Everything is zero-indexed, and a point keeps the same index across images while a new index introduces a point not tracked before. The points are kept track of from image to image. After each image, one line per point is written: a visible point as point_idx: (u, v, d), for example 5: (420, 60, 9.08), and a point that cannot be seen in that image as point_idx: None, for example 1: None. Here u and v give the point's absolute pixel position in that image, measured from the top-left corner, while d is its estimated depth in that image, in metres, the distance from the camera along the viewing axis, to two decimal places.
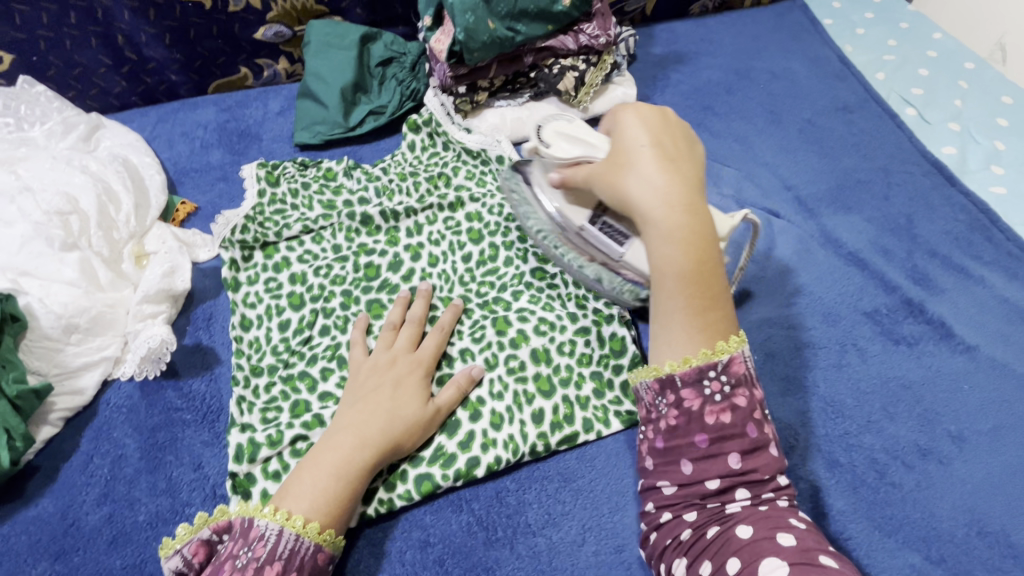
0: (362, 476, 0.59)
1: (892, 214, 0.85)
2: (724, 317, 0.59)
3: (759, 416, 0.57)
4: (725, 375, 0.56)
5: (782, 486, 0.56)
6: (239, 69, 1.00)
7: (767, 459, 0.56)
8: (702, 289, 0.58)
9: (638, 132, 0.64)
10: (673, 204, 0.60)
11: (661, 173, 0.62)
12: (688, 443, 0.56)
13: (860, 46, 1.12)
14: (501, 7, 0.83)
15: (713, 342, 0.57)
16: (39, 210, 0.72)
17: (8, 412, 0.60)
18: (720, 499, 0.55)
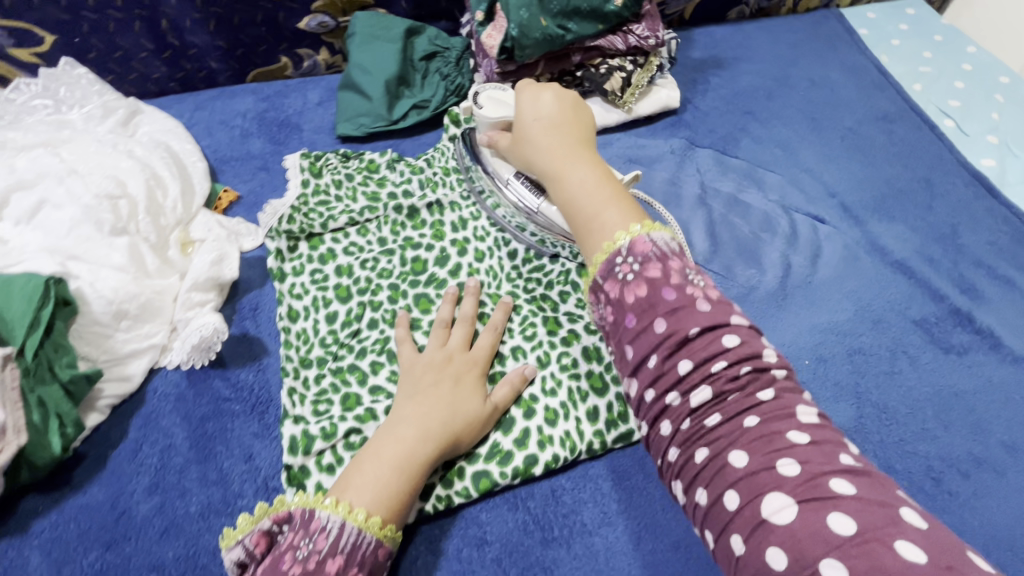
0: (422, 469, 0.58)
1: (936, 224, 0.86)
2: (622, 213, 0.55)
3: (677, 279, 0.49)
4: (630, 254, 0.51)
5: (743, 349, 0.47)
6: (280, 58, 1.00)
7: (697, 317, 0.48)
8: (591, 206, 0.57)
9: (523, 104, 0.67)
10: (553, 157, 0.62)
11: (545, 137, 0.64)
12: (625, 333, 0.50)
13: (896, 57, 1.12)
14: (554, 4, 0.83)
15: (611, 234, 0.53)
16: (88, 192, 0.70)
17: (59, 397, 0.59)
18: (683, 392, 0.46)
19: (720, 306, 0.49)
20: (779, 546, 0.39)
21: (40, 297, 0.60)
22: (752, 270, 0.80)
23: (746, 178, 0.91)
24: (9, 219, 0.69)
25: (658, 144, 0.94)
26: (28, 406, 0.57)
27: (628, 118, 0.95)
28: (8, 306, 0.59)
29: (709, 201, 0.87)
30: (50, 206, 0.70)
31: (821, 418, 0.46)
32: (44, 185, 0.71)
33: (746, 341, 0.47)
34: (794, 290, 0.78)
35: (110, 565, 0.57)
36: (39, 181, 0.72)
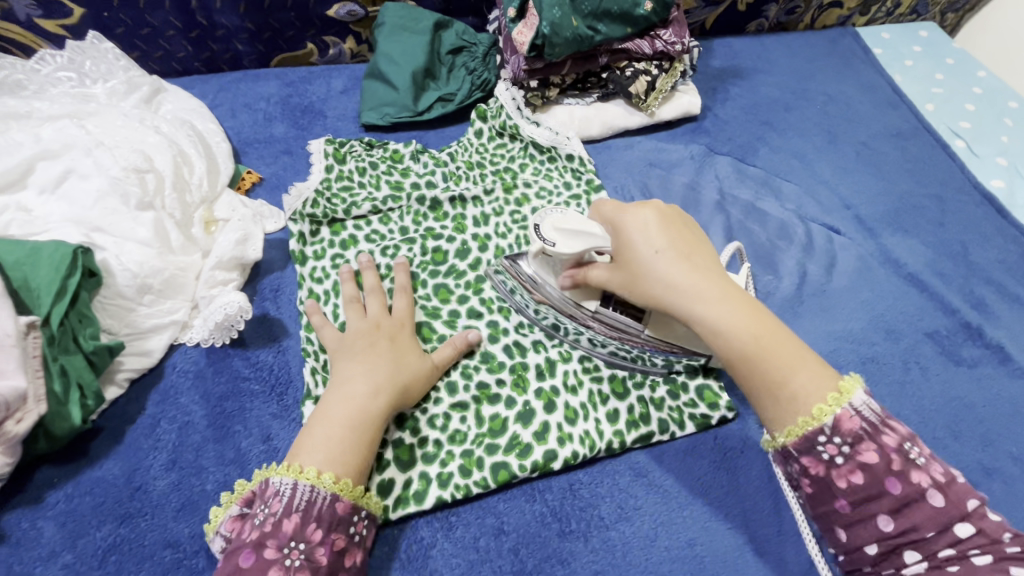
0: (378, 423, 0.59)
1: (947, 240, 0.87)
2: (813, 372, 0.51)
3: (899, 464, 0.47)
4: (839, 436, 0.48)
5: (976, 533, 0.45)
6: (306, 44, 1.00)
7: (926, 512, 0.46)
8: (773, 365, 0.51)
9: (633, 233, 0.58)
10: (702, 296, 0.54)
11: (681, 272, 0.55)
12: (832, 510, 0.50)
13: (909, 77, 1.15)
14: (586, 5, 0.84)
15: (808, 406, 0.50)
16: (116, 165, 0.70)
17: (82, 367, 0.59)
18: (895, 564, 0.47)
19: (946, 480, 0.47)
20: None
21: (67, 266, 0.59)
22: (769, 276, 0.81)
23: (764, 186, 0.92)
24: (35, 188, 0.69)
25: (678, 149, 0.95)
26: (52, 374, 0.57)
27: (650, 122, 0.96)
28: (35, 274, 0.59)
29: (727, 207, 0.89)
30: (76, 176, 0.69)
31: None
32: (71, 155, 0.71)
33: (976, 523, 0.45)
34: (809, 297, 0.80)
35: (124, 541, 0.56)
36: (65, 151, 0.71)
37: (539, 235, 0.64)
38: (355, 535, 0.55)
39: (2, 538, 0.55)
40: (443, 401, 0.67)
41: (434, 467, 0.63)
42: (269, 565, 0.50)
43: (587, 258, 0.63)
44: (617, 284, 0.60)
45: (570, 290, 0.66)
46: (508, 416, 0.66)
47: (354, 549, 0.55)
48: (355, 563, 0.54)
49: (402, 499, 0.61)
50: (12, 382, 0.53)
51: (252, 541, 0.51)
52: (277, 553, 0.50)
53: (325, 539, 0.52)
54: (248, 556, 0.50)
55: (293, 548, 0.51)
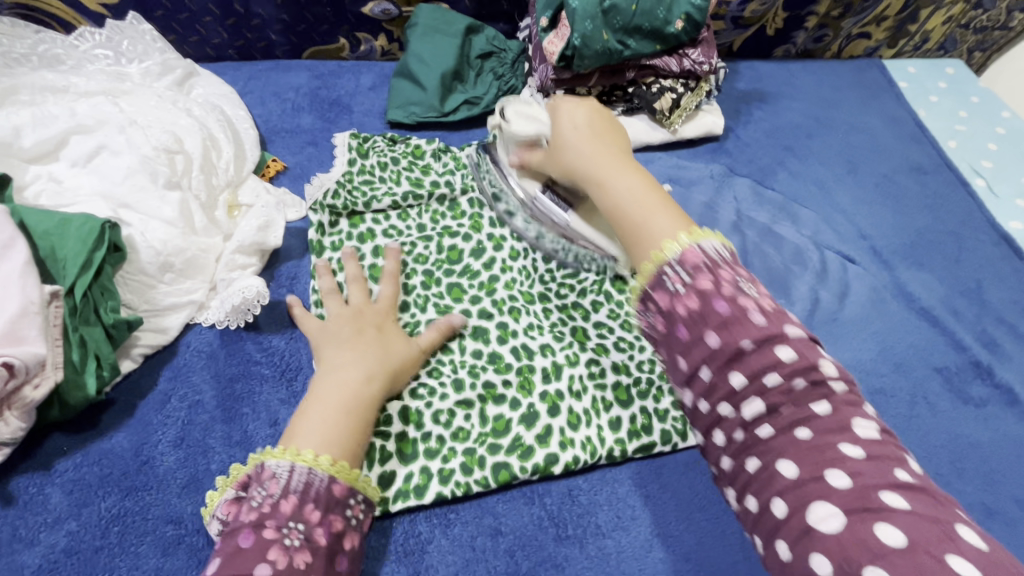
0: (371, 407, 0.60)
1: (962, 277, 0.87)
2: (672, 220, 0.57)
3: (729, 290, 0.50)
4: (681, 266, 0.51)
5: (806, 367, 0.47)
6: (339, 39, 1.02)
7: (750, 332, 0.48)
8: (638, 213, 0.60)
9: (562, 114, 0.74)
10: (597, 165, 0.68)
11: (587, 146, 0.70)
12: (675, 346, 0.51)
13: (933, 113, 1.15)
14: (617, 20, 0.85)
15: (658, 243, 0.55)
16: (147, 144, 0.72)
17: (101, 339, 0.60)
18: (733, 404, 0.48)
19: (775, 313, 0.50)
20: (823, 555, 0.41)
21: (94, 240, 0.60)
22: (781, 300, 0.82)
23: (782, 211, 0.93)
24: (67, 160, 0.70)
25: (698, 168, 0.96)
26: (71, 344, 0.58)
27: (671, 139, 0.97)
28: (62, 244, 0.60)
29: (743, 228, 0.89)
30: (107, 152, 0.71)
31: (880, 432, 0.47)
32: (104, 131, 0.72)
33: (802, 353, 0.48)
34: (820, 323, 0.80)
35: (128, 512, 0.57)
36: (99, 127, 0.73)
37: (503, 115, 0.81)
38: (352, 518, 0.55)
39: (10, 501, 0.56)
40: (449, 398, 0.67)
41: (436, 462, 0.64)
42: (269, 544, 0.50)
43: (540, 143, 0.79)
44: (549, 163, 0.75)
45: (520, 171, 0.81)
46: (512, 417, 0.67)
47: (351, 534, 0.55)
48: (352, 547, 0.54)
49: (402, 492, 0.62)
50: (32, 348, 0.54)
51: (251, 521, 0.51)
52: (276, 532, 0.50)
53: (323, 520, 0.53)
54: (248, 536, 0.50)
55: (292, 528, 0.51)
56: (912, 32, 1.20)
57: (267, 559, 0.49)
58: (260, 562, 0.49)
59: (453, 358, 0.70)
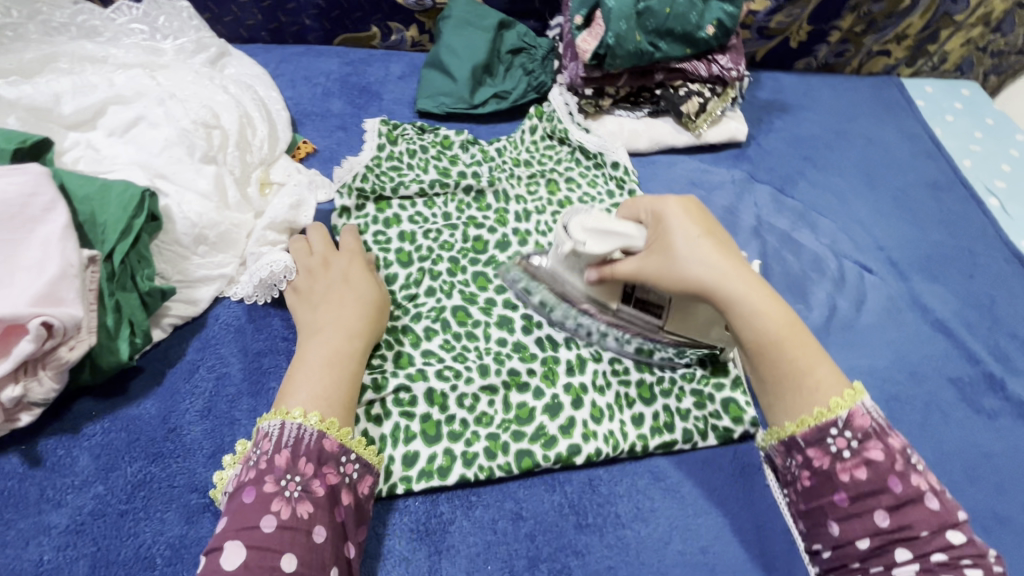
0: (356, 361, 0.61)
1: (976, 292, 0.89)
2: (832, 369, 0.57)
3: (901, 466, 0.52)
4: (849, 430, 0.54)
5: (972, 551, 0.49)
6: (371, 27, 1.03)
7: (923, 514, 0.51)
8: (794, 356, 0.57)
9: (671, 226, 0.60)
10: (733, 287, 0.58)
11: (716, 264, 0.58)
12: (827, 502, 0.54)
13: (949, 132, 1.16)
14: (651, 23, 0.87)
15: (826, 398, 0.56)
16: (185, 117, 0.72)
17: (136, 307, 0.61)
18: (884, 563, 0.51)
19: (941, 496, 0.52)
20: None
21: (135, 207, 0.61)
22: (800, 306, 0.83)
23: (801, 219, 0.94)
24: (105, 129, 0.71)
25: (721, 172, 0.97)
26: (105, 308, 0.59)
27: (696, 143, 0.98)
28: (102, 210, 0.61)
29: (764, 234, 0.90)
30: (146, 123, 0.71)
31: None
32: (142, 103, 0.73)
33: (969, 539, 0.50)
34: (837, 330, 0.81)
35: (153, 478, 0.57)
36: (137, 98, 0.73)
37: (567, 234, 0.62)
38: (346, 474, 0.55)
39: (38, 462, 0.57)
40: (474, 382, 0.68)
41: (459, 445, 0.65)
42: (269, 497, 0.51)
43: (614, 256, 0.63)
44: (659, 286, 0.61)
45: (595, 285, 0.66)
46: (535, 405, 0.68)
47: (349, 489, 0.55)
48: (353, 502, 0.55)
49: (426, 472, 0.63)
50: (70, 310, 0.54)
51: (251, 478, 0.52)
52: (275, 486, 0.52)
53: (319, 473, 0.54)
54: (248, 492, 0.51)
55: (290, 481, 0.52)
56: (931, 52, 1.22)
57: (271, 511, 0.51)
58: (264, 514, 0.50)
59: (478, 345, 0.71)
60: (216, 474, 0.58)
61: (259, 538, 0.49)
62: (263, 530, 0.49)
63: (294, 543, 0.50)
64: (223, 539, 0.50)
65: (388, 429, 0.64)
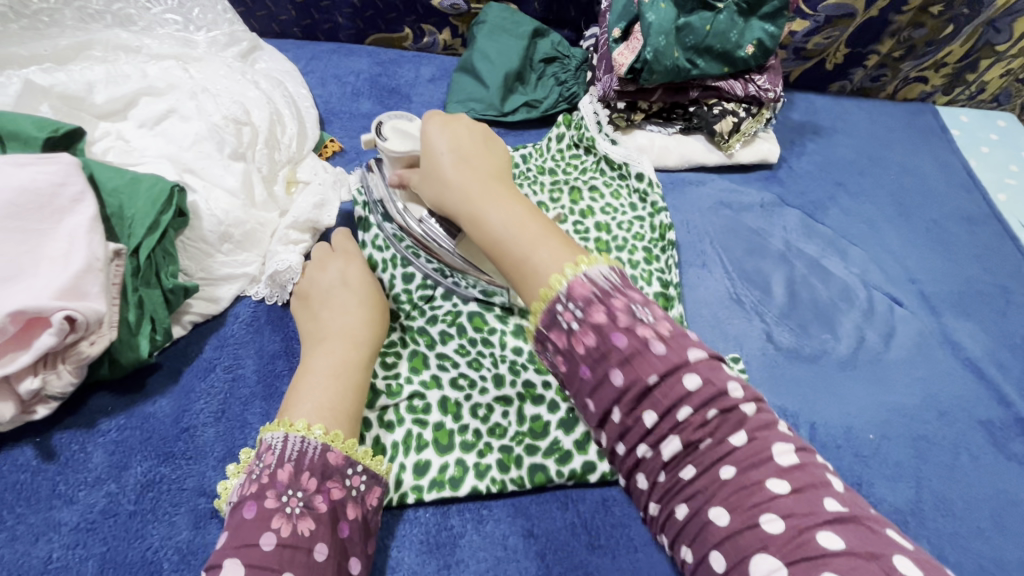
0: (361, 371, 0.60)
1: (1009, 331, 0.87)
2: (558, 249, 0.52)
3: (625, 320, 0.47)
4: (572, 301, 0.48)
5: (721, 395, 0.46)
6: (404, 29, 1.02)
7: (651, 363, 0.46)
8: (522, 241, 0.53)
9: (432, 134, 0.63)
10: (468, 190, 0.59)
11: (458, 170, 0.61)
12: (578, 388, 0.49)
13: (984, 163, 1.13)
14: (690, 39, 0.85)
15: (546, 278, 0.50)
16: (217, 113, 0.72)
17: (158, 303, 0.60)
18: (649, 445, 0.47)
19: (673, 335, 0.48)
20: None
21: (163, 201, 0.60)
22: (827, 336, 0.81)
23: (830, 246, 0.92)
24: (136, 121, 0.70)
25: (751, 194, 0.95)
26: (128, 303, 0.58)
27: (727, 162, 0.96)
28: (130, 204, 0.60)
29: (792, 259, 0.88)
30: (177, 116, 0.71)
31: (800, 454, 0.45)
32: (174, 96, 0.72)
33: (706, 380, 0.46)
34: (864, 362, 0.79)
35: (163, 479, 0.56)
36: (170, 91, 0.73)
37: (377, 130, 0.68)
38: (351, 487, 0.53)
39: (51, 457, 0.56)
40: (488, 392, 0.66)
41: (472, 455, 0.63)
42: (270, 514, 0.48)
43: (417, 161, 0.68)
44: (423, 188, 0.64)
45: (400, 193, 0.69)
46: (551, 419, 0.66)
47: (355, 503, 0.53)
48: (358, 516, 0.53)
49: (437, 482, 0.61)
50: (93, 305, 0.53)
51: (252, 493, 0.49)
52: (276, 501, 0.49)
53: (322, 488, 0.51)
54: (249, 508, 0.49)
55: (292, 497, 0.50)
56: (969, 81, 1.18)
57: (271, 528, 0.48)
58: (264, 532, 0.47)
59: (494, 351, 0.69)
60: (223, 479, 0.57)
61: (256, 557, 0.46)
62: (261, 548, 0.46)
63: (294, 563, 0.47)
64: (220, 557, 0.47)
65: (400, 436, 0.63)
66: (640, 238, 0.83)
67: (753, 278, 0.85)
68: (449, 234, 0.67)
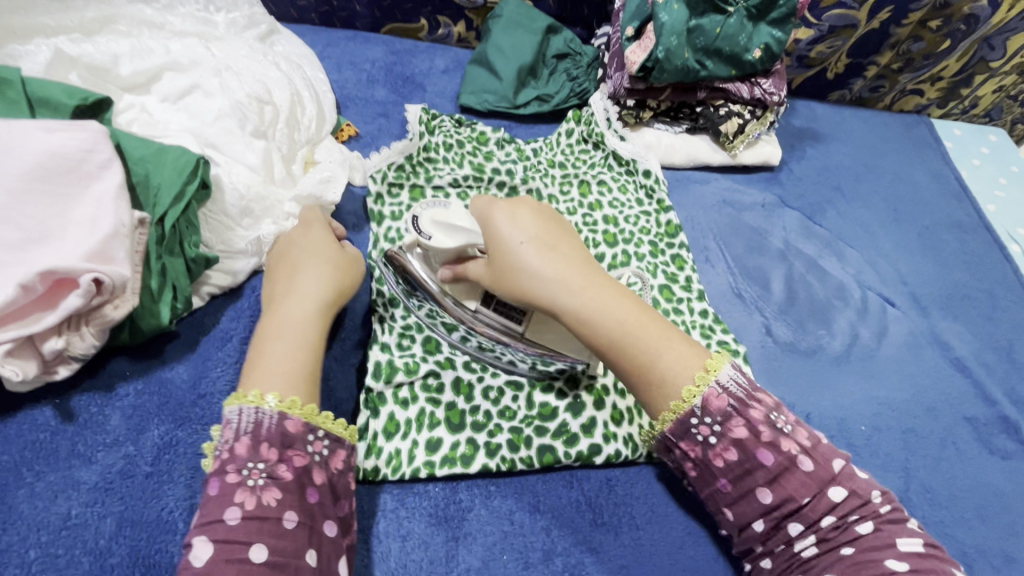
0: (310, 332, 0.58)
1: (995, 334, 0.90)
2: (684, 352, 0.57)
3: (765, 433, 0.54)
4: (709, 415, 0.54)
5: (862, 503, 0.52)
6: (420, 20, 1.04)
7: (801, 479, 0.53)
8: (645, 343, 0.57)
9: (501, 225, 0.61)
10: (566, 284, 0.58)
11: (546, 262, 0.59)
12: (714, 489, 0.56)
13: (975, 175, 1.17)
14: (700, 40, 0.88)
15: (680, 388, 0.55)
16: (239, 91, 0.73)
17: (181, 271, 0.61)
18: (782, 540, 0.54)
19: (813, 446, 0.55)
20: None
21: (189, 172, 0.62)
22: (823, 332, 0.84)
23: (828, 247, 0.95)
24: (159, 95, 0.72)
25: (753, 194, 0.98)
26: (152, 271, 0.59)
27: (730, 163, 0.99)
28: (156, 173, 0.62)
29: (791, 258, 0.91)
30: (200, 92, 0.72)
31: (928, 548, 0.51)
32: (198, 72, 0.73)
33: (846, 488, 0.53)
34: (858, 359, 0.82)
35: (180, 442, 0.58)
36: (193, 67, 0.74)
37: (415, 226, 0.62)
38: (314, 453, 0.52)
39: (70, 417, 0.57)
40: (500, 375, 0.68)
41: (483, 435, 0.65)
42: (232, 488, 0.49)
43: (468, 253, 0.63)
44: (498, 284, 0.61)
45: (451, 286, 0.64)
46: (559, 404, 0.68)
47: (321, 467, 0.52)
48: (325, 480, 0.52)
49: (449, 459, 0.63)
50: (119, 269, 0.54)
51: (215, 469, 0.50)
52: (238, 476, 0.49)
53: (284, 457, 0.51)
54: (213, 484, 0.49)
55: (252, 469, 0.50)
56: (963, 96, 1.21)
57: (235, 503, 0.48)
58: (228, 506, 0.48)
59: None
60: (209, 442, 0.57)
61: (222, 533, 0.47)
62: (227, 523, 0.47)
63: (262, 534, 0.47)
64: (193, 533, 0.48)
65: (413, 413, 0.65)
66: (646, 232, 0.86)
67: (754, 275, 0.88)
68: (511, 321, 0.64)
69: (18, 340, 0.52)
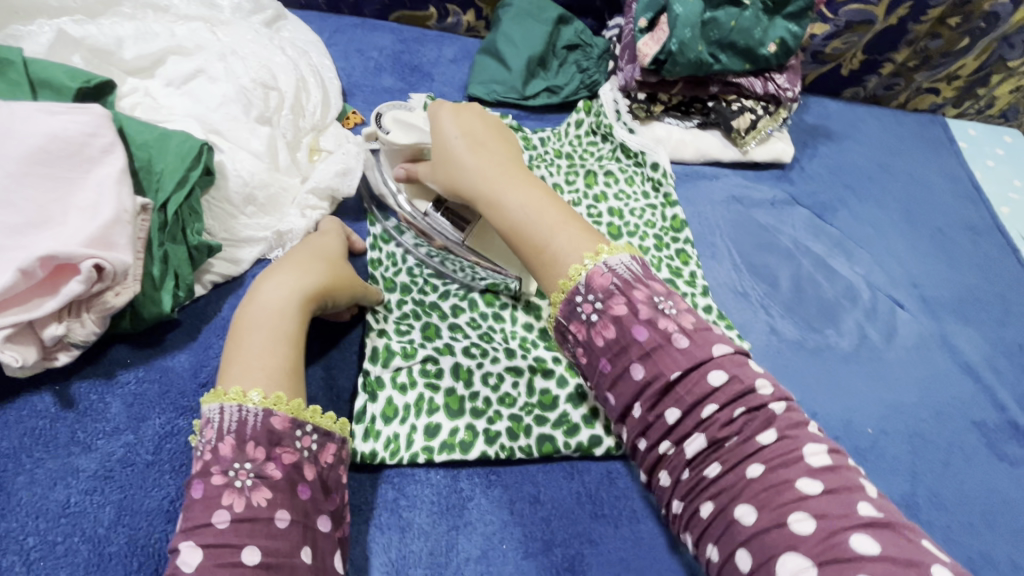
0: (289, 326, 0.57)
1: (1007, 339, 0.89)
2: (577, 237, 0.60)
3: (641, 310, 0.55)
4: (591, 292, 0.57)
5: (748, 394, 0.52)
6: (429, 8, 1.02)
7: (671, 356, 0.54)
8: (542, 229, 0.61)
9: (443, 124, 0.67)
10: (487, 179, 0.64)
11: (475, 158, 0.65)
12: (597, 372, 0.58)
13: (989, 177, 1.15)
14: (714, 33, 0.86)
15: (568, 267, 0.59)
16: (245, 76, 0.72)
17: (183, 258, 0.61)
18: (664, 432, 0.54)
19: (692, 326, 0.56)
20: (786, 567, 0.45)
21: (192, 159, 0.61)
22: (830, 331, 0.83)
23: (837, 246, 0.93)
24: (163, 79, 0.71)
25: (762, 190, 0.97)
26: (153, 257, 0.59)
27: (741, 159, 0.98)
28: (159, 157, 0.61)
29: (799, 256, 0.90)
30: (205, 77, 0.71)
31: (832, 458, 0.50)
32: (203, 57, 0.72)
33: (728, 377, 0.53)
34: (866, 360, 0.81)
35: (181, 431, 0.57)
36: (198, 51, 0.73)
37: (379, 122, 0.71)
38: (303, 449, 0.52)
39: (71, 405, 0.56)
40: (499, 362, 0.67)
41: (482, 421, 0.64)
42: (219, 491, 0.48)
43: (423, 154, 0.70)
44: (437, 180, 0.68)
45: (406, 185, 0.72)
46: (559, 394, 0.67)
47: (310, 462, 0.52)
48: (316, 475, 0.52)
49: (448, 444, 0.62)
50: (121, 256, 0.53)
51: (199, 471, 0.49)
52: (224, 477, 0.49)
53: (272, 455, 0.50)
54: (198, 487, 0.49)
55: (240, 470, 0.49)
56: (980, 96, 1.19)
57: (222, 505, 0.48)
58: (216, 510, 0.47)
59: (504, 328, 0.71)
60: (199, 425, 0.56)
61: (211, 537, 0.46)
62: (216, 526, 0.47)
63: (254, 535, 0.47)
64: (181, 538, 0.48)
65: (412, 399, 0.64)
66: (651, 225, 0.84)
67: (760, 271, 0.87)
68: (456, 228, 0.71)
69: (17, 326, 0.51)
